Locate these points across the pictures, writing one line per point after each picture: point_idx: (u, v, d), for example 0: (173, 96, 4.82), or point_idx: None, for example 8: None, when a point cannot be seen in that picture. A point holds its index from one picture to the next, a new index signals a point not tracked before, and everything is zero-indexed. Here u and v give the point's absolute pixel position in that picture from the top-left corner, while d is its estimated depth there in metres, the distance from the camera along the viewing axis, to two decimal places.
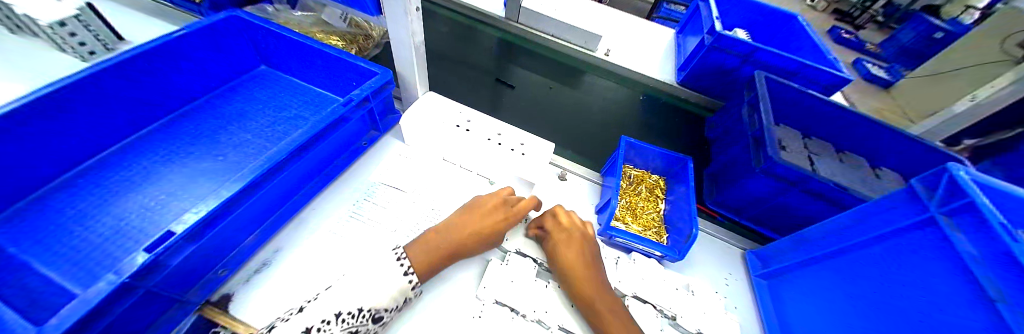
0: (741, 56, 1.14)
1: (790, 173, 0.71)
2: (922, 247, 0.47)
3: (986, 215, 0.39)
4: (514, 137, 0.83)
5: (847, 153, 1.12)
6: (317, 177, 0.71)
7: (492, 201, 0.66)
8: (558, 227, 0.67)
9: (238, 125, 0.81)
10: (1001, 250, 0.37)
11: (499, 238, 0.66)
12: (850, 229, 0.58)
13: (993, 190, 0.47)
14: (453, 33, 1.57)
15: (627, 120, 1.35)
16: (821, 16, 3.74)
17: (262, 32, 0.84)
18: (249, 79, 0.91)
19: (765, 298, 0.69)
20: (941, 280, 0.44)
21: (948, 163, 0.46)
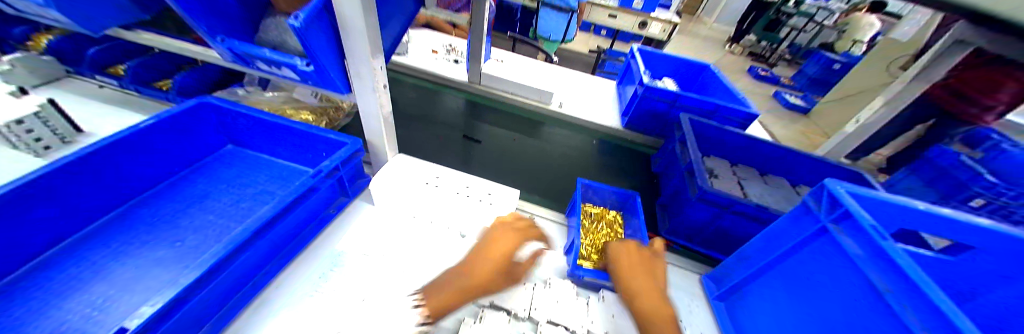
0: (669, 101, 1.36)
1: (720, 199, 0.83)
2: (823, 254, 0.57)
3: (861, 220, 0.50)
4: (481, 188, 0.92)
5: (770, 175, 1.30)
6: (282, 252, 0.70)
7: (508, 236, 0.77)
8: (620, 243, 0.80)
9: (198, 207, 0.80)
10: (882, 250, 0.46)
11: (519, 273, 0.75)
12: (772, 244, 0.67)
13: (868, 198, 0.58)
14: (421, 97, 1.71)
15: (585, 162, 1.47)
16: (740, 58, 4.49)
17: (232, 114, 0.89)
18: (214, 160, 0.93)
19: (724, 318, 0.74)
20: (845, 280, 0.52)
21: (826, 180, 0.58)
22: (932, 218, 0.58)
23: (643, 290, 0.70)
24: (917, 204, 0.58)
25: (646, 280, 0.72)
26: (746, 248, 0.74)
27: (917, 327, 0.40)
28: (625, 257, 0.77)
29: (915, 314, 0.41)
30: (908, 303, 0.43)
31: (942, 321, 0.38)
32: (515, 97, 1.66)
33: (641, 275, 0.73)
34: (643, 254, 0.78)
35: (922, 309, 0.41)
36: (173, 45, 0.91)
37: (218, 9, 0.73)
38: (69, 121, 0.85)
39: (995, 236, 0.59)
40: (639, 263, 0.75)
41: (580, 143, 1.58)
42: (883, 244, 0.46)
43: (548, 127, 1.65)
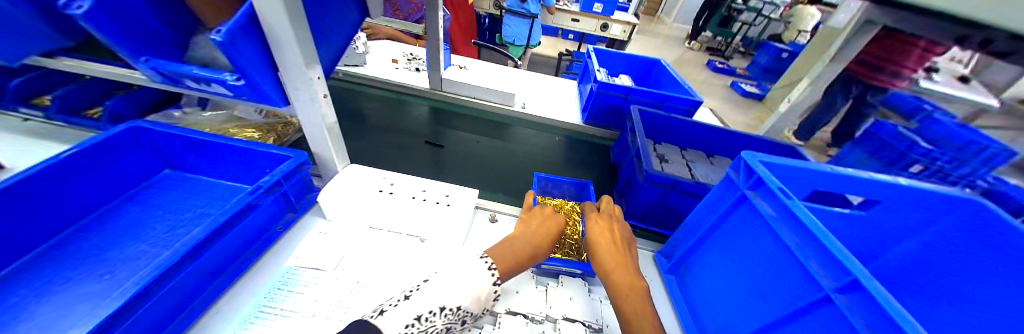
0: (622, 95, 1.43)
1: (662, 180, 0.87)
2: (745, 219, 0.61)
3: (770, 184, 0.55)
4: (438, 191, 0.91)
5: (717, 156, 1.39)
6: (221, 276, 0.67)
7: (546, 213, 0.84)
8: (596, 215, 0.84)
9: (129, 237, 0.74)
10: (788, 208, 0.51)
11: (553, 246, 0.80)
12: (707, 215, 0.72)
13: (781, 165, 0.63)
14: (383, 107, 1.69)
15: (550, 159, 1.51)
16: (699, 53, 4.77)
17: (166, 136, 0.83)
18: (149, 188, 0.86)
19: (676, 291, 0.77)
20: (761, 239, 0.57)
21: (742, 152, 0.63)
22: (835, 177, 0.64)
23: (614, 265, 0.72)
24: (823, 166, 0.64)
25: (620, 256, 0.74)
26: (688, 221, 0.77)
27: (820, 275, 0.44)
28: (601, 233, 0.79)
29: (817, 261, 0.46)
30: (811, 253, 0.47)
31: (840, 267, 0.42)
32: (478, 100, 1.68)
33: (615, 251, 0.74)
34: (617, 226, 0.81)
35: (822, 258, 0.45)
36: (91, 68, 0.86)
37: (145, 30, 0.70)
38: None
39: (889, 187, 0.66)
40: (611, 236, 0.78)
41: (545, 141, 1.61)
42: (788, 202, 0.50)
43: (514, 128, 1.67)
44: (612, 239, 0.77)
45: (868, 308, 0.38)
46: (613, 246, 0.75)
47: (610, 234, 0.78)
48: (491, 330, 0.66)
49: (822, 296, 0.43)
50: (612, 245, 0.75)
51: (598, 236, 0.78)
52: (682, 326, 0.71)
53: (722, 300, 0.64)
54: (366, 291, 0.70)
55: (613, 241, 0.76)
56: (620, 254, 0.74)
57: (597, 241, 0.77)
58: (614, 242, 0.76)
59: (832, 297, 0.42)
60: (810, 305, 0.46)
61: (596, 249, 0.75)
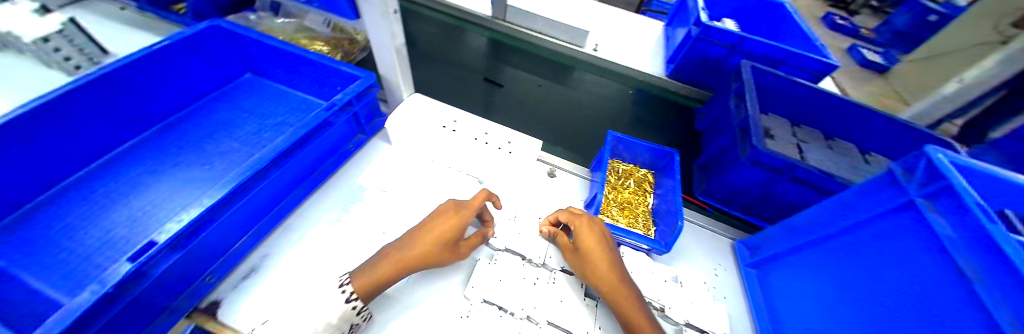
0: (729, 46, 1.14)
1: (775, 161, 0.71)
2: (899, 231, 0.47)
3: (964, 198, 0.38)
4: (502, 136, 0.82)
5: (838, 140, 1.12)
6: (303, 183, 0.71)
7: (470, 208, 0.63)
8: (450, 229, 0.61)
9: (223, 133, 0.81)
10: (984, 232, 0.36)
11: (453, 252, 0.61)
12: (835, 216, 0.58)
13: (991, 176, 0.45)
14: (441, 33, 1.57)
15: (617, 114, 1.35)
16: (819, 2, 3.72)
17: (247, 40, 0.84)
18: (235, 88, 0.91)
19: (754, 286, 0.70)
20: (917, 257, 0.44)
21: (926, 146, 0.46)
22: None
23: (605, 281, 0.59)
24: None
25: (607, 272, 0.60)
26: (795, 219, 0.66)
27: (1002, 316, 0.33)
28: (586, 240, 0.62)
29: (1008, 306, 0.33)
30: (998, 293, 0.34)
31: None
32: (544, 37, 1.46)
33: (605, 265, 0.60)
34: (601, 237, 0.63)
35: (1019, 302, 0.32)
36: None
37: None
38: (94, 41, 0.85)
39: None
40: (605, 245, 0.62)
41: (613, 93, 1.43)
42: (988, 226, 0.35)
43: (580, 73, 1.49)
44: (606, 252, 0.61)
45: None
46: (606, 259, 0.61)
47: (603, 241, 0.63)
48: (546, 283, 0.65)
49: None
50: (608, 258, 0.61)
51: (590, 246, 0.62)
52: (756, 325, 0.66)
53: (821, 312, 0.56)
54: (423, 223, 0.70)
55: (608, 253, 0.61)
56: (614, 270, 0.60)
57: (591, 251, 0.61)
58: (610, 257, 0.61)
59: None
60: None
61: (589, 262, 0.61)
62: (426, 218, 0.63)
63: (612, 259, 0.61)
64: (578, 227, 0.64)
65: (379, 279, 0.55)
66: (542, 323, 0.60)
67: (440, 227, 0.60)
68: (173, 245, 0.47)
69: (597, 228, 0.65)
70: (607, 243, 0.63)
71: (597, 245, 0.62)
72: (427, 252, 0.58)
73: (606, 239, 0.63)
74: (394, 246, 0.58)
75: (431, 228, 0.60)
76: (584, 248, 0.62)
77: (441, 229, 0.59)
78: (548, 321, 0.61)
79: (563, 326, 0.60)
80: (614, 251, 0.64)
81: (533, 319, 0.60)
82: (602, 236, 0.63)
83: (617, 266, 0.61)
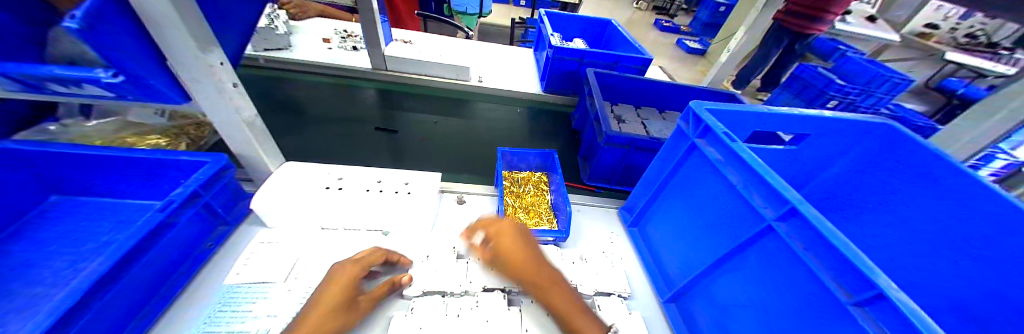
0: (577, 60, 1.43)
1: (622, 140, 0.90)
2: (696, 165, 0.64)
3: (716, 129, 0.57)
4: (396, 179, 0.84)
5: (668, 113, 1.43)
6: (143, 309, 0.57)
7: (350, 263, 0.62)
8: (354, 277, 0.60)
9: (12, 283, 0.59)
10: (732, 150, 0.54)
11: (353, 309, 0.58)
12: (661, 168, 0.75)
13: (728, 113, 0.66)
14: (322, 93, 1.50)
15: (512, 131, 1.47)
16: (647, 13, 4.86)
17: (47, 156, 0.65)
18: (34, 219, 0.69)
19: (639, 243, 0.83)
20: (711, 183, 0.60)
21: (692, 102, 0.65)
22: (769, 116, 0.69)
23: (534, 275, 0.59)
24: (761, 108, 0.69)
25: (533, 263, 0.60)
26: (646, 176, 0.81)
27: (761, 206, 0.49)
28: (507, 243, 0.63)
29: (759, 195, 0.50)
30: (755, 190, 0.51)
31: (777, 197, 0.46)
32: (428, 78, 1.58)
33: (529, 258, 0.61)
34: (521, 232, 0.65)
35: (763, 192, 0.49)
36: None
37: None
38: None
39: (816, 121, 0.72)
40: (523, 241, 0.63)
41: (505, 115, 1.57)
42: (732, 144, 0.53)
43: (473, 103, 1.60)
44: (525, 246, 0.63)
45: (804, 231, 0.42)
46: (527, 255, 0.61)
47: (520, 241, 0.63)
48: (471, 310, 0.65)
49: (765, 226, 0.48)
50: (526, 251, 0.62)
51: (509, 252, 0.61)
52: (648, 275, 0.77)
53: (679, 244, 0.70)
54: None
55: (526, 250, 0.62)
56: (537, 263, 0.60)
57: (509, 256, 0.61)
58: (529, 249, 0.63)
59: (773, 226, 0.46)
60: (751, 238, 0.51)
61: (507, 261, 0.61)
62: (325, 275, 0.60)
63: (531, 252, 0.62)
64: (496, 229, 0.65)
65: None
66: None
67: (335, 285, 0.57)
68: None
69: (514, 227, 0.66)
70: (526, 240, 0.64)
71: (513, 242, 0.63)
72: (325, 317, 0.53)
73: (523, 234, 0.65)
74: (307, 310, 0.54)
75: (326, 292, 0.56)
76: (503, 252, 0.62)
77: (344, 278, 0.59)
78: None
79: None
80: (534, 243, 0.65)
81: None
82: (517, 237, 0.64)
83: (536, 256, 0.62)
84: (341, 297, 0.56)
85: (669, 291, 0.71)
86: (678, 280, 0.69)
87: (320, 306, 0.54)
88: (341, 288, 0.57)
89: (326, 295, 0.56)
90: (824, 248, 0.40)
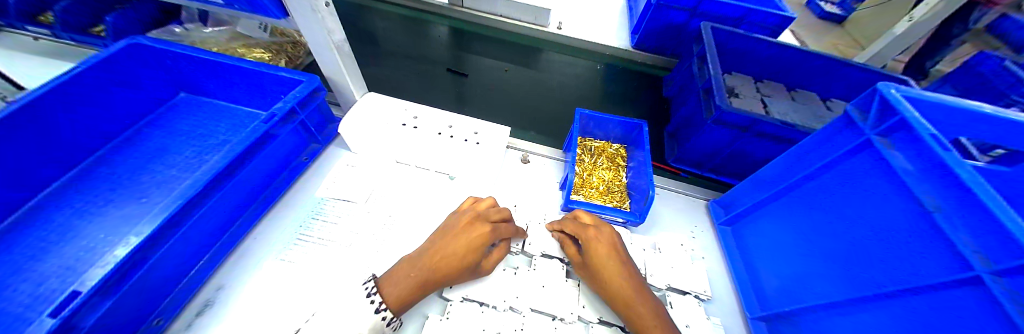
0: (687, 9, 1.16)
1: (738, 119, 0.72)
2: (862, 172, 0.47)
3: (918, 130, 0.39)
4: (466, 127, 0.79)
5: (798, 91, 1.14)
6: (255, 204, 0.66)
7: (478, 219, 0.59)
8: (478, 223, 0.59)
9: (159, 162, 0.72)
10: (938, 161, 0.37)
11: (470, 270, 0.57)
12: (795, 164, 0.59)
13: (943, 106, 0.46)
14: (398, 26, 1.48)
15: (587, 90, 1.32)
16: None
17: (172, 56, 0.74)
18: (170, 111, 0.81)
19: (729, 243, 0.72)
20: (880, 198, 0.44)
21: (879, 83, 0.45)
22: None
23: (616, 288, 0.55)
24: (980, 106, 0.43)
25: (623, 275, 0.56)
26: (761, 172, 0.66)
27: (966, 248, 0.33)
28: (598, 247, 0.59)
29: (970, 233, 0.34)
30: (964, 224, 0.35)
31: (1007, 242, 0.30)
32: (504, 19, 1.46)
33: (619, 267, 0.57)
34: (616, 245, 0.60)
35: (979, 228, 0.34)
36: None
37: None
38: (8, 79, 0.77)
39: None
40: (618, 257, 0.58)
41: (582, 71, 1.39)
42: (943, 153, 0.36)
43: (547, 54, 1.45)
44: (619, 262, 0.57)
45: None
46: (616, 263, 0.57)
47: (615, 249, 0.59)
48: (527, 272, 0.63)
49: (967, 275, 0.33)
50: (624, 267, 0.57)
51: (601, 254, 0.58)
52: (735, 282, 0.67)
53: (794, 259, 0.57)
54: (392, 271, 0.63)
55: (617, 257, 0.58)
56: (627, 275, 0.56)
57: (601, 259, 0.58)
58: (624, 266, 0.57)
59: (984, 279, 0.31)
60: (933, 285, 0.37)
61: (604, 274, 0.56)
62: (452, 229, 0.59)
63: (623, 264, 0.57)
64: (590, 232, 0.62)
65: (408, 292, 0.52)
66: (526, 312, 0.59)
67: (470, 240, 0.56)
68: (102, 292, 0.42)
69: (612, 237, 0.61)
70: (621, 253, 0.59)
71: (611, 255, 0.58)
72: (458, 270, 0.55)
73: (623, 249, 0.60)
74: (419, 260, 0.55)
75: (458, 245, 0.56)
76: (594, 255, 0.58)
77: (475, 239, 0.56)
78: (531, 309, 0.59)
79: (548, 312, 0.59)
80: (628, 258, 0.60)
81: (516, 310, 0.59)
82: (612, 244, 0.60)
83: (632, 274, 0.57)
84: (475, 256, 0.56)
85: (762, 308, 0.61)
86: (781, 301, 0.58)
87: (448, 261, 0.55)
88: (472, 247, 0.56)
89: (457, 253, 0.55)
90: None
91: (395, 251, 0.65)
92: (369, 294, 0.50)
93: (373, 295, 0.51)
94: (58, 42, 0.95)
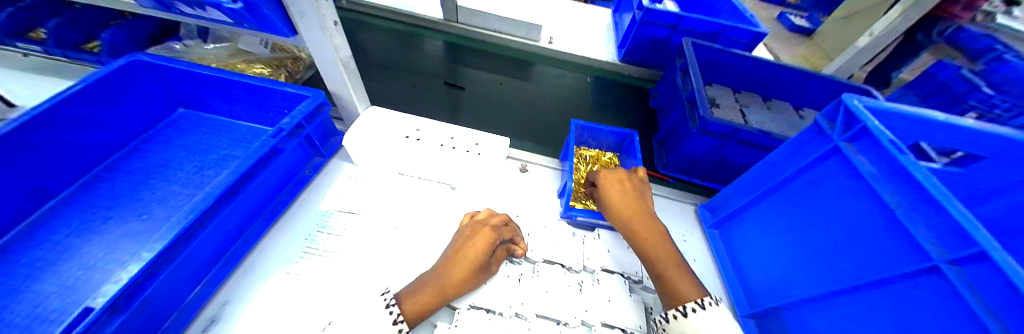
0: (670, 26, 1.24)
1: (721, 129, 0.78)
2: (832, 176, 0.53)
3: (879, 136, 0.45)
4: (468, 139, 0.81)
5: (773, 101, 1.23)
6: (260, 217, 0.66)
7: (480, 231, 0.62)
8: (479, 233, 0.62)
9: (160, 178, 0.72)
10: (897, 164, 0.42)
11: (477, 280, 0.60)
12: (774, 170, 0.64)
13: (897, 116, 0.52)
14: (394, 41, 1.51)
15: (579, 101, 1.37)
16: None
17: (173, 72, 0.74)
18: (168, 127, 0.81)
19: (718, 245, 0.77)
20: (849, 199, 0.50)
21: (844, 95, 0.51)
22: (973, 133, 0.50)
23: (629, 220, 0.63)
24: (935, 114, 0.50)
25: (636, 210, 0.63)
26: (744, 177, 0.71)
27: (927, 242, 0.38)
28: (611, 188, 0.66)
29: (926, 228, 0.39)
30: (919, 219, 0.40)
31: (961, 235, 0.35)
32: (498, 34, 1.51)
33: (630, 204, 0.64)
34: (631, 185, 0.66)
35: (934, 224, 0.38)
36: None
37: None
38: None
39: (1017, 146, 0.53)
40: (632, 196, 0.65)
41: (574, 83, 1.46)
42: (900, 157, 0.41)
43: (540, 67, 1.51)
44: (631, 199, 0.64)
45: (987, 283, 0.32)
46: (628, 200, 0.64)
47: (628, 189, 0.66)
48: (531, 278, 0.66)
49: (927, 266, 0.38)
50: (635, 205, 0.64)
51: (613, 193, 0.66)
52: (725, 282, 0.72)
53: (776, 257, 0.62)
54: (401, 283, 0.64)
55: (631, 196, 0.65)
56: (638, 211, 0.63)
57: (613, 198, 0.65)
58: (636, 202, 0.64)
59: (941, 268, 0.36)
60: (894, 275, 0.42)
61: (614, 209, 0.65)
62: (458, 240, 0.61)
63: (636, 201, 0.64)
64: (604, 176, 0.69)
65: (424, 305, 0.54)
66: (531, 318, 0.61)
67: (476, 249, 0.59)
68: (114, 309, 0.42)
69: (625, 178, 0.67)
70: (635, 192, 0.66)
71: (620, 193, 0.65)
72: (465, 275, 0.57)
73: (635, 188, 0.66)
74: (432, 275, 0.57)
75: (465, 252, 0.59)
76: (605, 195, 0.66)
77: (480, 248, 0.59)
78: (536, 314, 0.61)
79: (552, 317, 0.61)
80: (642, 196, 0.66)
81: (522, 316, 0.61)
82: (625, 185, 0.66)
83: (643, 209, 0.64)
84: (479, 263, 0.59)
85: (751, 306, 0.65)
86: (768, 297, 0.62)
87: (456, 267, 0.57)
88: (477, 253, 0.59)
89: (465, 261, 0.58)
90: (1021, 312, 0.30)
91: (402, 261, 0.67)
92: (389, 305, 0.51)
93: (392, 306, 0.51)
94: (49, 59, 0.95)
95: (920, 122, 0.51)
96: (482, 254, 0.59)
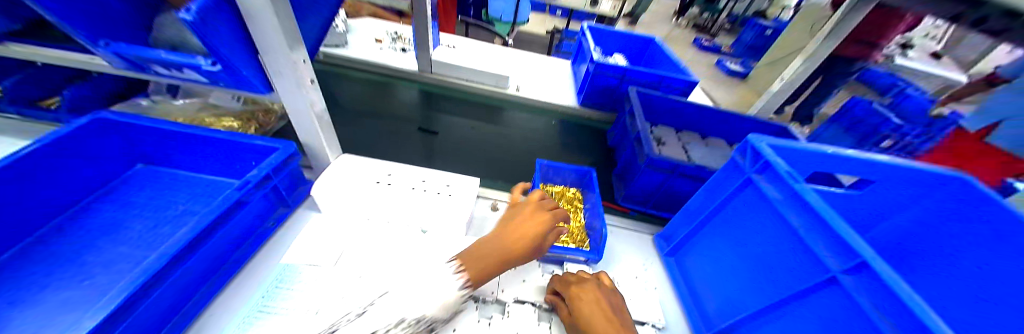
0: (618, 76, 1.43)
1: (665, 163, 0.89)
2: (751, 202, 0.62)
3: (777, 168, 0.54)
4: (438, 181, 0.89)
5: (711, 138, 1.41)
6: (214, 276, 0.63)
7: (531, 207, 0.74)
8: (527, 206, 0.74)
9: (108, 238, 0.68)
10: (795, 192, 0.51)
11: (539, 245, 0.70)
12: (709, 199, 0.73)
13: (796, 151, 0.63)
14: (368, 90, 1.59)
15: (545, 142, 1.48)
16: (688, 31, 4.68)
17: (137, 130, 0.74)
18: (124, 184, 0.78)
19: (673, 271, 0.82)
20: (765, 223, 0.58)
21: (749, 135, 0.62)
22: (854, 162, 0.62)
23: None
24: (821, 148, 0.62)
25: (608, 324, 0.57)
26: (687, 206, 0.80)
27: (826, 256, 0.46)
28: (583, 298, 0.62)
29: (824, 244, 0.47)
30: (818, 237, 0.48)
31: (846, 249, 0.43)
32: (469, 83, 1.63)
33: (601, 318, 0.58)
34: (601, 299, 0.62)
35: (829, 242, 0.46)
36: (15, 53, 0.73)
37: (110, 16, 0.60)
38: None
39: (887, 168, 0.62)
40: (605, 308, 0.60)
41: (540, 126, 1.58)
42: (796, 186, 0.51)
43: (508, 112, 1.63)
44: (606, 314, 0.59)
45: (874, 288, 0.39)
46: (601, 313, 0.59)
47: (601, 302, 0.61)
48: (500, 320, 0.66)
49: (827, 277, 0.45)
50: (607, 318, 0.58)
51: (586, 305, 0.61)
52: (683, 307, 0.75)
53: (721, 280, 0.68)
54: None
55: (606, 313, 0.59)
56: (610, 324, 0.57)
57: (584, 310, 0.60)
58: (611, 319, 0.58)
59: (838, 278, 0.43)
60: (809, 288, 0.49)
61: (587, 321, 0.58)
62: (517, 212, 0.73)
63: (608, 314, 0.59)
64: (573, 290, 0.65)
65: (486, 269, 0.63)
66: None
67: (538, 214, 0.72)
68: None
69: (598, 290, 0.64)
70: (609, 306, 0.61)
71: (592, 303, 0.61)
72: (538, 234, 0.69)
73: (607, 302, 0.62)
74: (497, 238, 0.68)
75: (524, 220, 0.70)
76: (578, 308, 0.61)
77: (530, 218, 0.71)
78: None
79: None
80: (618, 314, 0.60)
81: None
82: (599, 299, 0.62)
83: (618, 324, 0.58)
84: (537, 230, 0.69)
85: (706, 327, 0.69)
86: (719, 318, 0.67)
87: (515, 236, 0.67)
88: (545, 219, 0.71)
89: (526, 226, 0.69)
90: (901, 313, 0.36)
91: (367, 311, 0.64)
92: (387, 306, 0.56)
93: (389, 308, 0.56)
94: None
95: (813, 155, 0.63)
96: (533, 221, 0.70)
